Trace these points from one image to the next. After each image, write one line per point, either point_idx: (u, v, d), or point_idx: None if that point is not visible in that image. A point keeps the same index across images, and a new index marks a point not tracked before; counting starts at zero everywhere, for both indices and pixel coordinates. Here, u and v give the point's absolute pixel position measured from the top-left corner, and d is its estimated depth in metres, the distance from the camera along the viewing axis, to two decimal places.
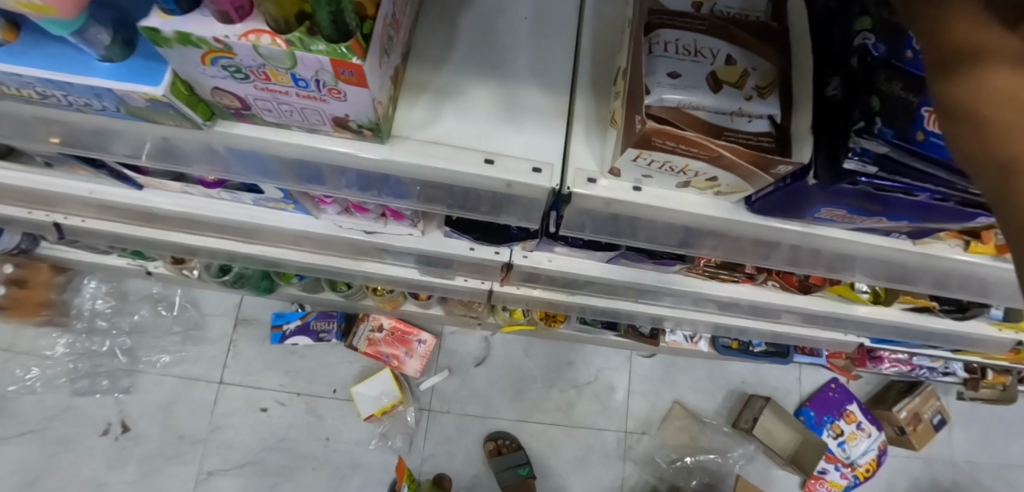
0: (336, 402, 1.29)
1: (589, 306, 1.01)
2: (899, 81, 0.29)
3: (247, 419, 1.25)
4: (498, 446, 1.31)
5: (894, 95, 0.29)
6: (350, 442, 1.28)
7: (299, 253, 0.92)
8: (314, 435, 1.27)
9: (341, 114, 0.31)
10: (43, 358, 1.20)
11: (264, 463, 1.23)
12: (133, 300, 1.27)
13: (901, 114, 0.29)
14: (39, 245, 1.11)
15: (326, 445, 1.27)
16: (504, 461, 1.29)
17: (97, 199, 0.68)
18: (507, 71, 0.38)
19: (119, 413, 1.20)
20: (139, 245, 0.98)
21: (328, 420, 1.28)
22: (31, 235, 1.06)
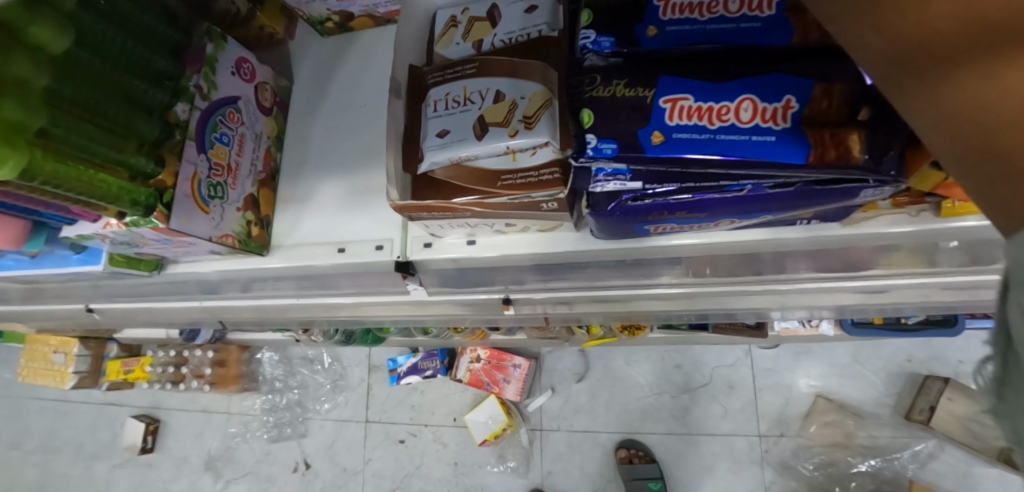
0: (456, 429, 1.42)
1: (650, 313, 0.94)
2: (622, 82, 0.30)
3: (390, 451, 1.46)
4: (630, 456, 1.25)
5: (619, 95, 0.30)
6: (474, 466, 1.39)
7: (375, 312, 1.07)
8: (444, 460, 1.42)
9: (213, 247, 0.43)
10: (249, 416, 1.60)
11: (408, 487, 1.43)
12: (296, 363, 1.59)
13: (615, 116, 0.29)
14: (226, 334, 1.48)
15: (455, 469, 1.40)
16: (635, 471, 1.22)
17: (211, 307, 0.91)
18: (345, 160, 0.44)
19: (302, 453, 1.53)
20: (274, 324, 1.25)
21: (453, 447, 1.42)
22: (217, 329, 1.42)
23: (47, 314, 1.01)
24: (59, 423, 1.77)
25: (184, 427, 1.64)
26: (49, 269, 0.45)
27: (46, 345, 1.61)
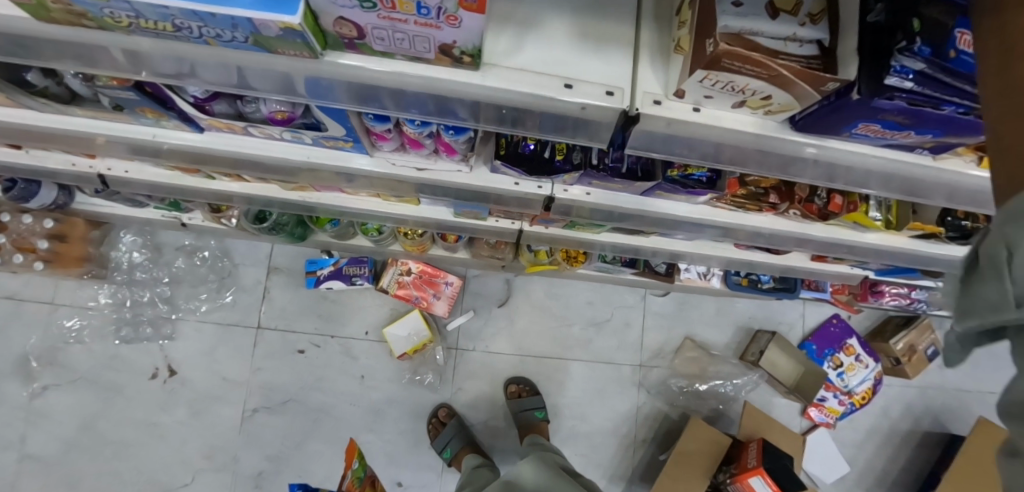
0: (368, 343, 1.35)
1: (613, 243, 1.04)
2: (940, 6, 0.33)
3: (287, 361, 1.32)
4: (519, 390, 1.36)
5: (934, 18, 0.33)
6: (384, 380, 1.34)
7: (336, 196, 0.98)
8: (350, 374, 1.33)
9: (449, 41, 0.35)
10: (85, 309, 1.28)
11: (303, 400, 1.31)
12: (167, 251, 1.31)
13: (939, 32, 0.33)
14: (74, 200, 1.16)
15: (362, 383, 1.33)
16: (522, 403, 1.33)
17: (162, 144, 0.71)
18: (579, 4, 0.43)
19: (164, 358, 1.28)
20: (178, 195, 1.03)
21: (362, 360, 1.34)
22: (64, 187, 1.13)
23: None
24: None
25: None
26: (180, 3, 0.32)
27: None
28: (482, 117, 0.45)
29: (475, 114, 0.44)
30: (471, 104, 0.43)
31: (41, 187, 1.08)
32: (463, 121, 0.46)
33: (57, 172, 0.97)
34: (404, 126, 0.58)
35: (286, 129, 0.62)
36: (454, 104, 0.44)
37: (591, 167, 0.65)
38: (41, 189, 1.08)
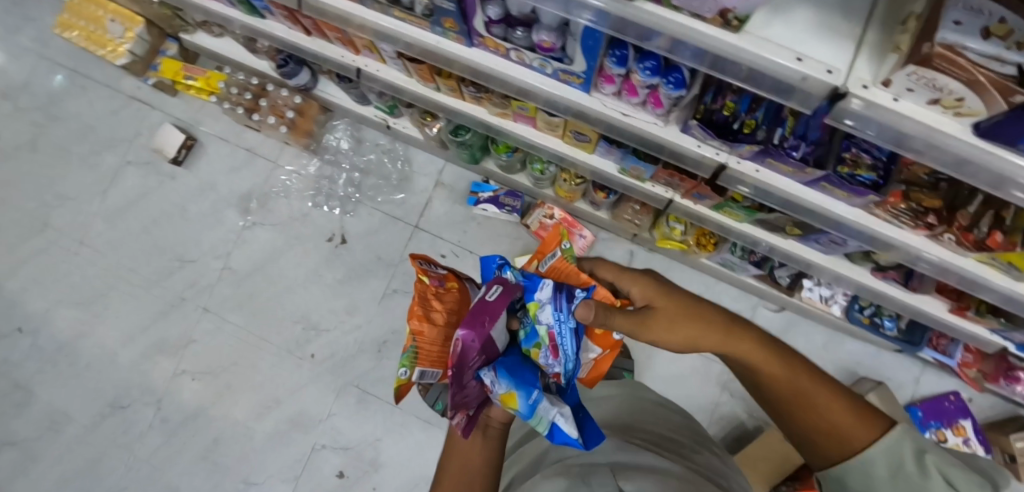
0: None
1: (751, 237, 1.14)
2: None
3: None
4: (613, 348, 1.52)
5: None
6: None
7: (525, 128, 1.17)
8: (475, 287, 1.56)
9: (731, 6, 0.51)
10: (297, 173, 1.64)
11: None
12: (366, 146, 1.62)
13: None
14: (317, 86, 1.50)
15: None
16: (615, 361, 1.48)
17: (438, 50, 0.91)
18: (825, 3, 0.58)
19: (341, 228, 1.60)
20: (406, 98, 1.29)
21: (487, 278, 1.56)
22: (314, 74, 1.46)
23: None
24: (98, 104, 1.77)
25: (219, 156, 1.68)
26: None
27: (102, 10, 1.57)
28: (709, 66, 0.60)
29: (704, 62, 0.60)
30: (719, 56, 0.58)
31: (301, 71, 1.43)
32: (700, 65, 0.60)
33: (328, 59, 1.25)
34: (637, 73, 0.75)
35: (545, 55, 0.80)
36: (702, 55, 0.59)
37: (771, 145, 0.77)
38: (301, 73, 1.43)
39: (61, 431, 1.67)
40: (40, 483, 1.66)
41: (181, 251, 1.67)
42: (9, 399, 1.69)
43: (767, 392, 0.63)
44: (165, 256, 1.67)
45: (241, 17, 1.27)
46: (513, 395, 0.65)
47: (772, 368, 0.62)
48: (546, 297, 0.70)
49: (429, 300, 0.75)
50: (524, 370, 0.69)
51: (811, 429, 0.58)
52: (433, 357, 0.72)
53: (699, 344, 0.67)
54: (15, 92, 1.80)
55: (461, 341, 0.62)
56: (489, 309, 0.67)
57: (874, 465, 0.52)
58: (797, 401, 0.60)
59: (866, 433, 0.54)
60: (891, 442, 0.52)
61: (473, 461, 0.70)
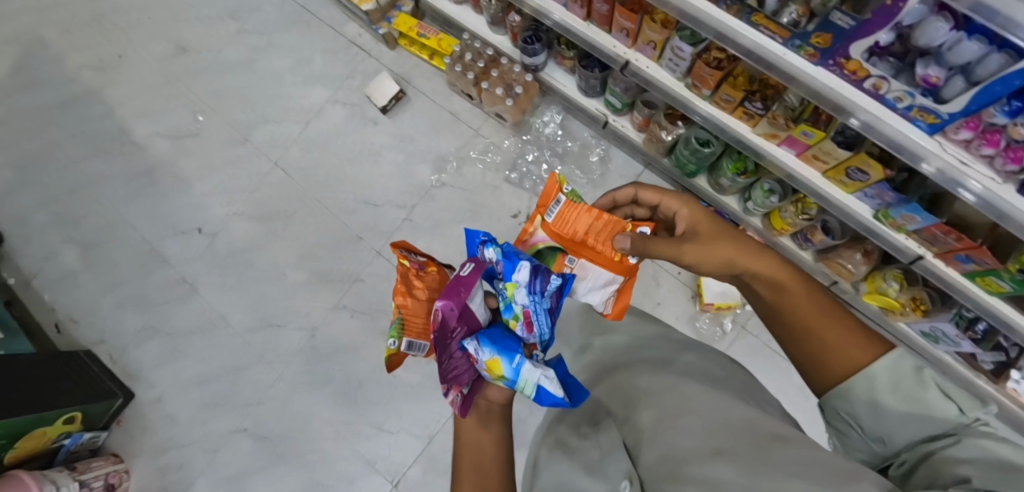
0: (675, 281, 1.56)
1: (998, 317, 1.07)
2: None
3: None
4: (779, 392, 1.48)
5: None
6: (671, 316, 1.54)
7: (788, 154, 1.19)
8: (649, 296, 1.55)
9: None
10: (496, 147, 1.69)
11: None
12: (570, 136, 1.67)
13: None
14: (544, 69, 1.57)
15: (654, 308, 1.54)
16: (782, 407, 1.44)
17: (782, 61, 0.92)
18: None
19: (528, 208, 1.64)
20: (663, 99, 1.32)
21: (663, 290, 1.55)
22: (548, 57, 1.54)
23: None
24: (314, 40, 1.87)
25: (422, 114, 1.76)
26: None
27: None
28: None
29: None
30: None
31: (541, 53, 1.51)
32: None
33: (598, 49, 1.30)
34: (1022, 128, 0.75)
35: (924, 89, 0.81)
36: None
37: None
38: (540, 54, 1.52)
39: (213, 333, 1.73)
40: (181, 378, 1.73)
41: (367, 194, 1.74)
42: (174, 292, 1.78)
43: (790, 318, 0.71)
44: (351, 194, 1.74)
45: None
46: (497, 360, 0.67)
47: (803, 302, 0.70)
48: (522, 281, 0.71)
49: (413, 283, 0.91)
50: (510, 338, 0.72)
51: (805, 349, 0.68)
52: (418, 329, 0.86)
53: (739, 267, 0.77)
54: (246, 15, 1.93)
55: (439, 311, 0.66)
56: (461, 282, 0.71)
57: (862, 377, 0.61)
58: (799, 329, 0.69)
59: (864, 354, 0.62)
60: (895, 361, 0.60)
61: (484, 438, 0.74)
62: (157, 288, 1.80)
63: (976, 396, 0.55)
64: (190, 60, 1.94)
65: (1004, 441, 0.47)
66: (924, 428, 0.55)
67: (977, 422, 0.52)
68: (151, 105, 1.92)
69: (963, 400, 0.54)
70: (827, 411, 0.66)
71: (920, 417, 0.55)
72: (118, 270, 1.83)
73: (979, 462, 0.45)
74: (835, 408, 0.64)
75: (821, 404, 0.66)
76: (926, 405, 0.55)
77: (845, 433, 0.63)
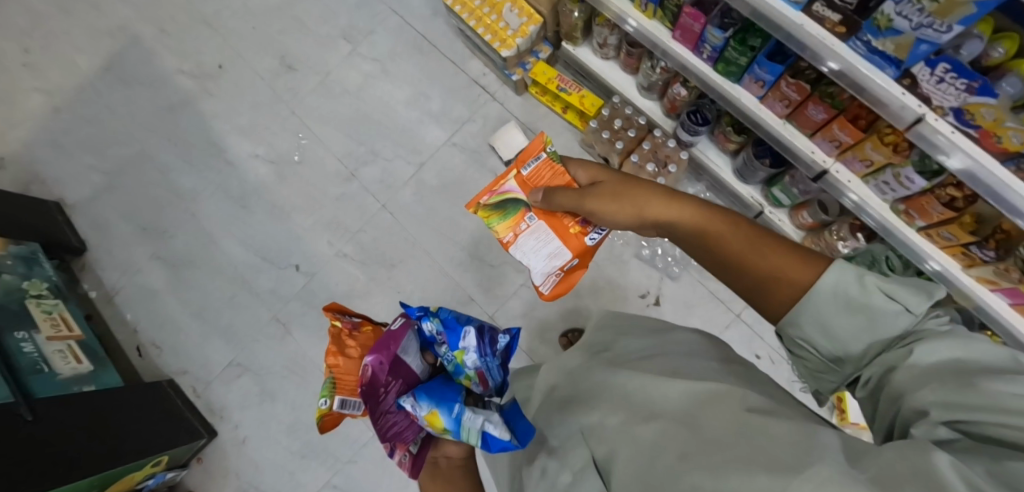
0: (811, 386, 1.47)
1: None
2: None
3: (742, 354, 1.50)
4: None
5: None
6: None
7: (1001, 302, 1.05)
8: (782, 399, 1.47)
9: None
10: None
11: None
12: None
13: None
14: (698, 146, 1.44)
15: None
16: None
17: None
18: None
19: (658, 289, 1.54)
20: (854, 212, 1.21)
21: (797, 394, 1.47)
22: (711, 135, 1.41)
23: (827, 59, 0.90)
24: (432, 74, 1.73)
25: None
26: None
27: None
28: None
29: None
30: None
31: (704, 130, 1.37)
32: None
33: (791, 150, 1.18)
34: None
35: None
36: None
37: None
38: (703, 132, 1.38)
39: (305, 380, 1.63)
40: (268, 421, 1.64)
41: (482, 250, 1.63)
42: (265, 331, 1.67)
43: (703, 244, 0.70)
44: (464, 250, 1.62)
45: (713, 76, 1.22)
46: (435, 413, 0.73)
47: (675, 212, 0.73)
48: (469, 346, 0.81)
49: (344, 339, 1.08)
50: (451, 389, 0.79)
51: (762, 275, 0.62)
52: (349, 387, 1.00)
53: (671, 216, 0.73)
54: (360, 38, 1.80)
55: (370, 366, 0.79)
56: (392, 336, 0.84)
57: (823, 288, 0.57)
58: (736, 255, 0.65)
59: (806, 269, 0.59)
60: (839, 273, 0.57)
61: (455, 474, 0.88)
62: (246, 323, 1.69)
63: (921, 289, 0.55)
64: (295, 81, 1.82)
65: (954, 338, 0.48)
66: (876, 339, 0.55)
67: (923, 316, 0.53)
68: (251, 125, 1.81)
69: (904, 298, 0.54)
70: (786, 339, 0.63)
71: (865, 327, 0.55)
72: (205, 298, 1.73)
73: (928, 378, 0.46)
74: (800, 332, 0.60)
75: (788, 342, 0.63)
76: (874, 314, 0.55)
77: (813, 364, 0.61)
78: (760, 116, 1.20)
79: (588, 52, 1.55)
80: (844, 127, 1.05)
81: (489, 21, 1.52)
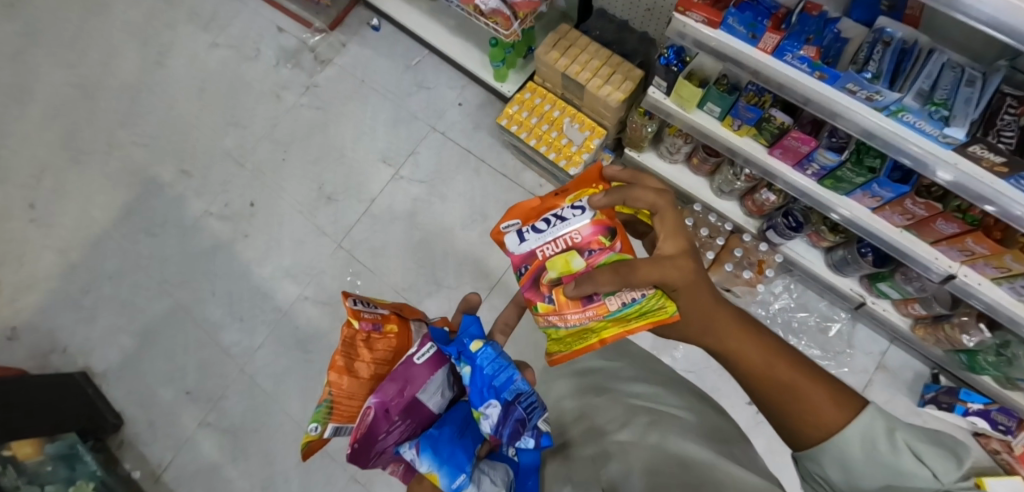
0: None
1: None
2: None
3: None
4: None
5: None
6: None
7: None
8: None
9: None
10: None
11: None
12: (806, 309, 1.52)
13: None
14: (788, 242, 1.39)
15: None
16: None
17: None
18: None
19: None
20: (981, 310, 1.16)
21: None
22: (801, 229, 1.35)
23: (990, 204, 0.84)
24: (484, 189, 1.66)
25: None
26: None
27: (558, 110, 1.48)
28: None
29: None
30: None
31: (799, 231, 1.32)
32: None
33: (911, 257, 1.14)
34: None
35: None
36: None
37: None
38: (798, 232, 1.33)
39: None
40: None
41: None
42: None
43: (742, 370, 0.64)
44: None
45: (817, 188, 1.17)
46: (433, 475, 0.57)
47: (741, 344, 0.63)
48: (488, 417, 0.61)
49: (358, 346, 0.73)
50: (461, 445, 0.61)
51: (795, 406, 0.59)
52: (349, 414, 0.69)
53: (728, 348, 0.64)
54: (400, 159, 1.73)
55: (369, 409, 0.65)
56: (411, 372, 0.69)
57: (853, 438, 0.55)
58: (766, 379, 0.62)
59: (839, 413, 0.57)
60: (867, 421, 0.55)
61: None
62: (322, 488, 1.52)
63: (951, 453, 0.53)
64: (337, 211, 1.71)
65: None
66: (892, 484, 0.52)
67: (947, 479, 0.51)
68: (296, 267, 1.69)
69: (940, 467, 0.51)
70: (797, 460, 0.61)
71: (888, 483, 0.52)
72: (271, 466, 1.56)
73: None
74: (816, 465, 0.58)
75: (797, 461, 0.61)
76: (900, 470, 0.52)
77: (819, 491, 0.58)
78: (873, 225, 1.15)
79: (655, 155, 1.49)
80: (982, 241, 1.00)
81: (550, 138, 1.47)
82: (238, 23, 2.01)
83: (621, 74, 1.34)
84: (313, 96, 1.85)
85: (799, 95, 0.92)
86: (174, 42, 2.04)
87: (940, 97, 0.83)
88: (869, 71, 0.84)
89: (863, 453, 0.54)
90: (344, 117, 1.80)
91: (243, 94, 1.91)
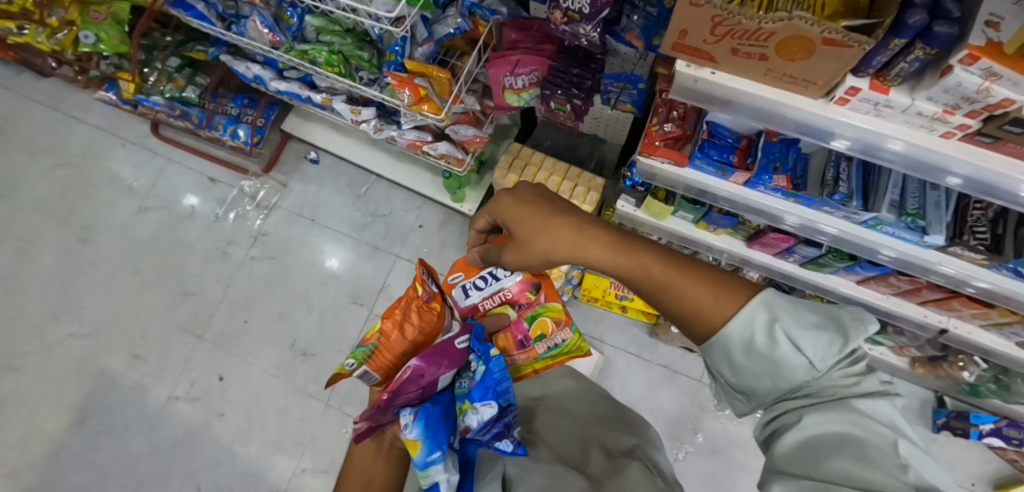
0: None
1: None
2: None
3: None
4: None
5: None
6: None
7: None
8: None
9: None
10: None
11: None
12: None
13: None
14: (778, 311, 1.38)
15: None
16: None
17: None
18: None
19: None
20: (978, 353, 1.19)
21: None
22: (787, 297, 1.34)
23: (971, 284, 0.89)
24: None
25: (631, 372, 1.53)
26: None
27: None
28: None
29: None
30: None
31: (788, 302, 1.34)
32: None
33: (902, 317, 1.16)
34: None
35: None
36: None
37: None
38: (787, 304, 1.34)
39: None
40: None
41: None
42: None
43: (667, 309, 0.57)
44: None
45: (801, 271, 1.18)
46: (417, 444, 0.57)
47: (596, 252, 0.61)
48: (482, 413, 0.61)
49: (411, 311, 0.78)
50: (446, 424, 0.62)
51: (681, 315, 0.55)
52: (384, 365, 0.74)
53: (580, 252, 0.63)
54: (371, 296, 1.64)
55: (410, 369, 0.63)
56: (449, 352, 0.66)
57: (734, 333, 0.50)
58: (655, 289, 0.57)
59: (725, 308, 0.51)
60: (751, 314, 0.50)
61: (376, 467, 0.63)
62: None
63: (840, 334, 0.48)
64: (318, 368, 1.61)
65: (843, 414, 0.44)
66: (782, 382, 0.49)
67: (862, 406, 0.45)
68: (285, 438, 1.57)
69: (814, 349, 0.47)
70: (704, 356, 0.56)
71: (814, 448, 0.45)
72: None
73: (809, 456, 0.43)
74: (710, 361, 0.54)
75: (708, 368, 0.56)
76: (778, 359, 0.48)
77: (722, 385, 0.55)
78: (863, 296, 1.16)
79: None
80: (970, 305, 1.02)
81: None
82: (167, 183, 1.89)
83: (583, 186, 1.30)
84: (263, 247, 1.76)
85: (776, 210, 0.93)
86: (99, 216, 1.88)
87: (913, 206, 0.84)
88: (841, 192, 0.84)
89: (762, 361, 0.49)
90: (303, 263, 1.72)
91: (187, 258, 1.78)
